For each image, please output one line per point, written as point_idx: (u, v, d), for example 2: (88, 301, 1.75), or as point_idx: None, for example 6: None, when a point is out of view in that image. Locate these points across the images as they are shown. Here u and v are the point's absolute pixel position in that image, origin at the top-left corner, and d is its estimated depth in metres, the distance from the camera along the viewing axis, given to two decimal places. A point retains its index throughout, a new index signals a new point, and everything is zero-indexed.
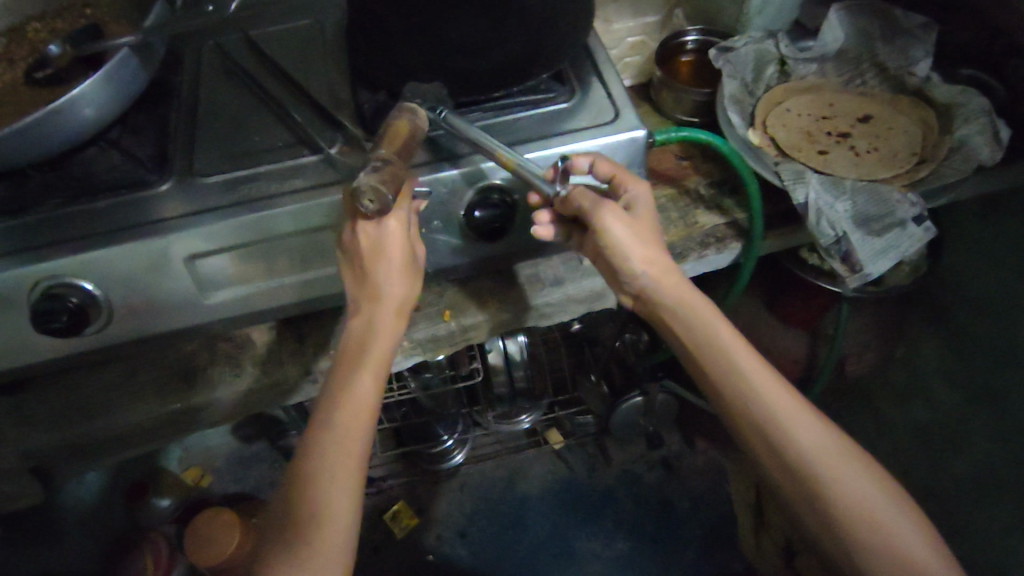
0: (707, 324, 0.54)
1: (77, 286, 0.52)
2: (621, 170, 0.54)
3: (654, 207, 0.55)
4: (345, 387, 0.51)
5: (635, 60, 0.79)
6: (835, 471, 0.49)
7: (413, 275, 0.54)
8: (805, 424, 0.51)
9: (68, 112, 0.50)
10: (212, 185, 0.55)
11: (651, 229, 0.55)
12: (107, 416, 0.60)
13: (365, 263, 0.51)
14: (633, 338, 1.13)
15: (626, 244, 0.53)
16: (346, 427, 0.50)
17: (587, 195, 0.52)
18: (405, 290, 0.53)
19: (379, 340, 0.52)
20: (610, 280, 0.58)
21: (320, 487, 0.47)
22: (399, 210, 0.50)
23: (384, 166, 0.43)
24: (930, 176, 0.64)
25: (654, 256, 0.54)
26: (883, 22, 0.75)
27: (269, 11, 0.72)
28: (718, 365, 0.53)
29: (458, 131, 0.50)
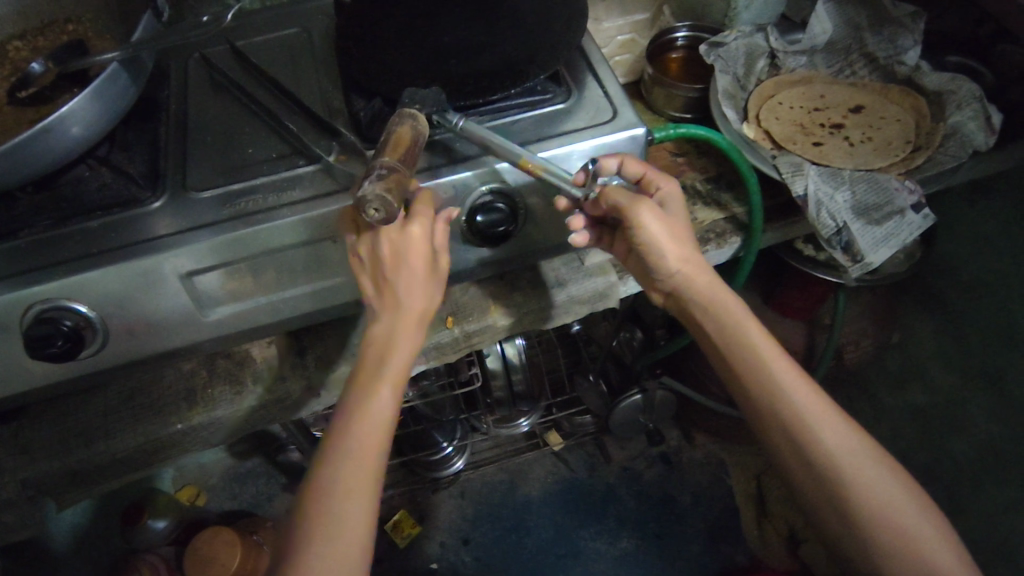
0: (735, 319, 0.55)
1: (70, 308, 0.50)
2: (651, 170, 0.57)
3: (683, 204, 0.58)
4: (367, 400, 0.50)
5: (626, 58, 0.78)
6: (858, 467, 0.50)
7: (436, 281, 0.53)
8: (832, 423, 0.51)
9: (58, 131, 0.48)
10: (206, 200, 0.54)
11: (682, 227, 0.58)
12: (106, 441, 0.59)
13: (385, 271, 0.51)
14: (628, 336, 1.14)
15: (659, 239, 0.56)
16: (371, 439, 0.49)
17: (623, 192, 0.54)
18: (428, 299, 0.53)
19: (405, 351, 0.52)
20: (644, 278, 0.61)
21: (344, 501, 0.46)
22: (420, 217, 0.50)
23: (389, 173, 0.42)
24: (926, 164, 0.65)
25: (688, 254, 0.56)
26: (872, 11, 0.75)
27: (255, 21, 0.71)
28: (739, 363, 0.55)
29: (474, 138, 0.51)
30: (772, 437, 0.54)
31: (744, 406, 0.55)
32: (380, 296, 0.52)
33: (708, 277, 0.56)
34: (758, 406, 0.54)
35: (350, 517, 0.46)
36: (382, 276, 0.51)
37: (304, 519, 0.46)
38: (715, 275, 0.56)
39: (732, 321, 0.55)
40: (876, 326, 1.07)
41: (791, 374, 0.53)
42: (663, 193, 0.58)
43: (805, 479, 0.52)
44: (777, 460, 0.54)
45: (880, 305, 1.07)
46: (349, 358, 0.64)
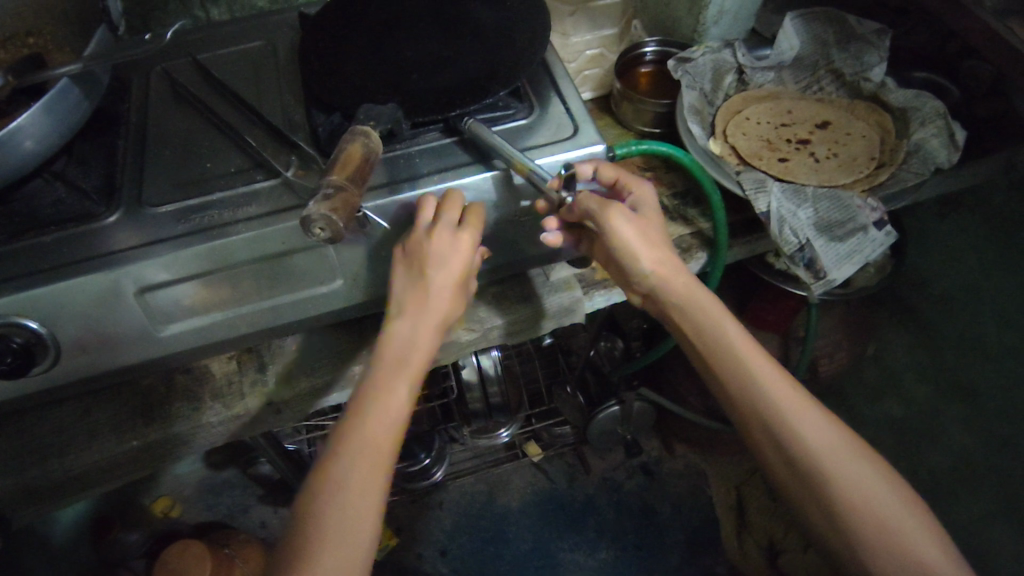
0: (710, 315, 0.55)
1: (20, 325, 0.49)
2: (623, 174, 0.58)
3: (657, 207, 0.58)
4: (380, 399, 0.49)
5: (592, 73, 0.79)
6: (841, 463, 0.49)
7: (462, 297, 0.55)
8: (812, 422, 0.51)
9: (8, 146, 0.48)
10: (164, 215, 0.53)
11: (657, 229, 0.57)
12: (63, 458, 0.58)
13: (424, 266, 0.50)
14: (608, 346, 1.16)
15: (633, 245, 0.55)
16: (383, 437, 0.48)
17: (593, 198, 0.53)
18: (455, 307, 0.54)
19: (424, 351, 0.51)
20: (620, 280, 0.60)
21: (347, 501, 0.45)
22: (473, 230, 0.51)
23: (337, 193, 0.42)
24: (890, 180, 0.65)
25: (663, 258, 0.56)
26: (838, 29, 0.76)
27: (219, 34, 0.71)
28: (721, 361, 0.54)
29: (479, 135, 0.52)
30: (755, 438, 0.53)
31: (726, 406, 0.55)
32: (412, 292, 0.51)
33: (685, 278, 0.57)
34: (741, 405, 0.53)
35: (353, 516, 0.45)
36: (421, 274, 0.51)
37: (300, 520, 0.45)
38: (690, 276, 0.57)
39: (710, 321, 0.55)
40: (850, 340, 1.07)
41: (769, 371, 0.53)
42: (635, 197, 0.58)
43: (790, 479, 0.51)
44: (763, 460, 0.54)
45: (854, 317, 1.07)
46: (310, 374, 0.63)
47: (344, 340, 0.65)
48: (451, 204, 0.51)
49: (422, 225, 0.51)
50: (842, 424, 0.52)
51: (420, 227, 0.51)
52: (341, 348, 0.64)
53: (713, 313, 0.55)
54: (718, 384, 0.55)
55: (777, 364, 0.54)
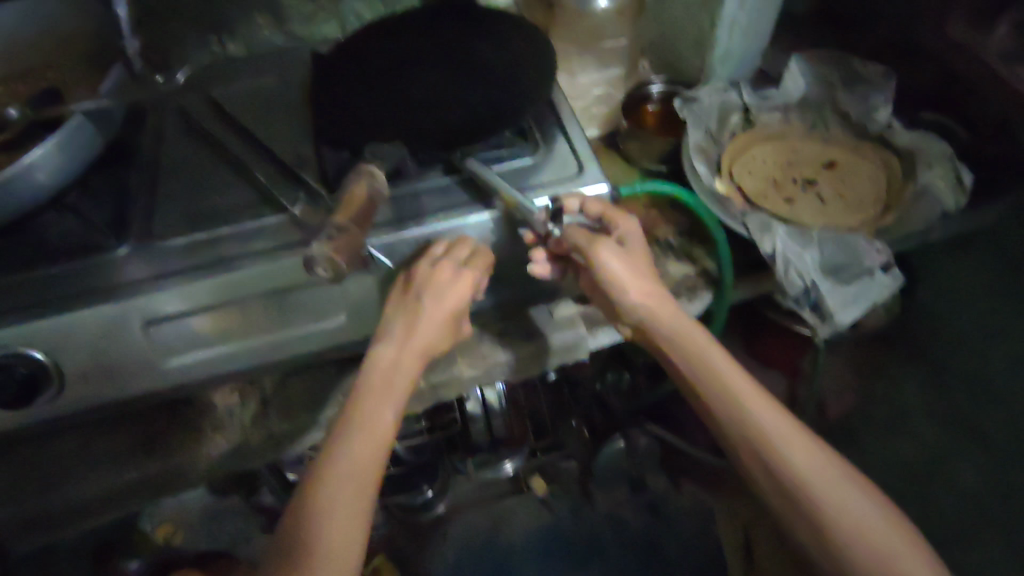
0: (698, 345, 0.56)
1: (25, 355, 0.49)
2: (610, 208, 0.56)
3: (643, 240, 0.59)
4: (368, 419, 0.50)
5: (601, 111, 0.78)
6: (827, 484, 0.51)
7: (451, 332, 0.56)
8: (799, 444, 0.52)
9: (20, 181, 0.49)
10: (174, 248, 0.54)
11: (643, 263, 0.59)
12: (62, 489, 0.58)
13: (421, 294, 0.52)
14: (615, 378, 1.08)
15: (624, 278, 0.57)
16: (367, 459, 0.49)
17: (580, 233, 0.55)
18: (441, 339, 0.55)
19: (411, 374, 0.53)
20: (610, 314, 0.60)
21: (335, 521, 0.46)
22: (478, 270, 0.52)
23: (339, 233, 0.49)
24: (896, 223, 0.65)
25: (652, 289, 0.57)
26: (843, 71, 0.77)
27: (234, 71, 0.73)
28: (707, 387, 0.55)
29: (480, 177, 0.54)
30: (744, 461, 0.54)
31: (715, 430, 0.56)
32: (402, 318, 0.53)
33: (671, 309, 0.57)
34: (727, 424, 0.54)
35: (341, 535, 0.46)
36: (416, 303, 0.52)
37: (290, 539, 0.46)
38: (679, 307, 0.57)
39: (698, 349, 0.56)
40: None
41: (755, 395, 0.54)
42: (622, 231, 0.58)
43: (779, 502, 0.52)
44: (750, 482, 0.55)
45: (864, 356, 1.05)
46: (311, 408, 0.62)
47: (346, 374, 0.65)
48: (463, 247, 0.53)
49: (432, 257, 0.53)
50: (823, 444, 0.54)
51: (424, 259, 0.52)
52: (344, 384, 0.64)
53: (698, 340, 0.56)
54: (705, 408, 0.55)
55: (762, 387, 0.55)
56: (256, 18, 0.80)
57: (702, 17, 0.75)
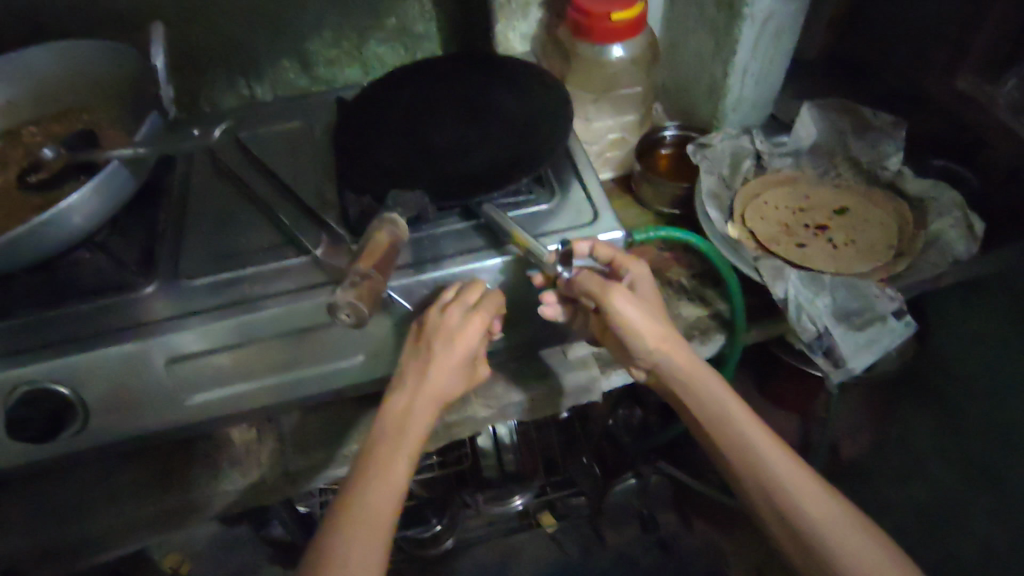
0: (711, 392, 0.56)
1: (52, 391, 0.51)
2: (619, 253, 0.56)
3: (654, 284, 0.58)
4: (384, 465, 0.51)
5: (615, 155, 0.80)
6: (842, 536, 0.50)
7: (465, 377, 0.56)
8: (814, 494, 0.52)
9: (56, 224, 0.51)
10: (199, 287, 0.56)
11: (655, 306, 0.58)
12: (81, 521, 0.59)
13: (431, 341, 0.52)
14: (626, 414, 1.12)
15: (638, 323, 0.56)
16: (382, 506, 0.49)
17: (593, 277, 0.54)
18: (456, 385, 0.55)
19: (425, 419, 0.53)
20: (624, 357, 0.61)
21: (348, 571, 0.46)
22: (485, 312, 0.52)
23: (363, 283, 0.45)
24: (908, 270, 0.65)
25: (665, 333, 0.57)
26: (854, 118, 0.78)
27: (262, 115, 0.76)
28: (720, 435, 0.55)
29: (497, 222, 0.55)
30: (760, 511, 0.54)
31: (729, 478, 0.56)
32: (415, 365, 0.53)
33: (684, 354, 0.57)
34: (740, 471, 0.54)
35: None
36: (428, 349, 0.52)
37: None
38: (692, 351, 0.57)
39: (710, 396, 0.56)
40: None
41: (769, 443, 0.54)
42: (633, 275, 0.57)
43: (795, 553, 0.52)
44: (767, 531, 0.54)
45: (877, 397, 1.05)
46: (325, 445, 0.63)
47: (362, 413, 0.65)
48: (472, 292, 0.53)
49: (440, 304, 0.53)
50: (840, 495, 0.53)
51: (434, 306, 0.53)
52: (360, 420, 0.65)
53: (711, 387, 0.56)
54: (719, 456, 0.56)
55: (775, 434, 0.55)
56: (283, 62, 0.83)
57: (715, 66, 0.77)
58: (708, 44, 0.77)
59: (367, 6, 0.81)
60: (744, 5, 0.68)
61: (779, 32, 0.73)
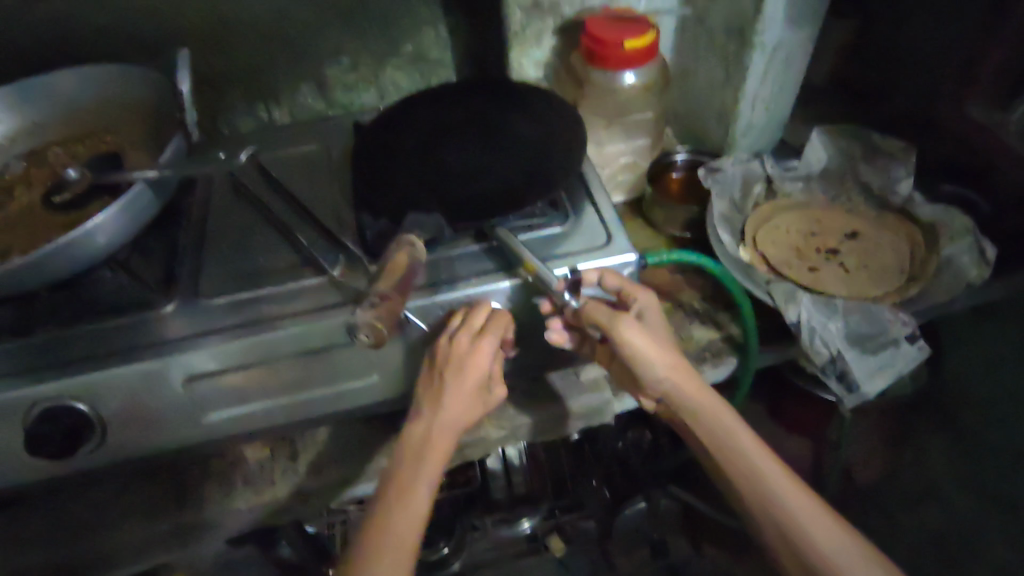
0: (721, 420, 0.57)
1: (72, 407, 0.51)
2: (627, 282, 0.57)
3: (661, 312, 0.58)
4: (404, 498, 0.52)
5: (626, 179, 0.82)
6: (855, 569, 0.51)
7: (482, 403, 0.57)
8: (824, 526, 0.53)
9: (82, 242, 0.52)
10: (217, 306, 0.57)
11: (663, 334, 0.59)
12: (95, 539, 0.59)
13: (444, 372, 0.53)
14: (636, 437, 1.11)
15: (644, 350, 0.56)
16: (405, 537, 0.50)
17: (601, 310, 0.55)
18: (471, 412, 0.56)
19: (442, 450, 0.54)
20: (634, 386, 0.61)
21: None
22: (491, 335, 0.53)
23: (382, 303, 0.46)
24: (920, 295, 0.65)
25: (675, 361, 0.57)
26: (862, 144, 0.79)
27: (281, 139, 0.77)
28: (730, 463, 0.56)
29: (506, 242, 0.56)
30: (769, 540, 0.55)
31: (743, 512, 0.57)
32: (430, 396, 0.54)
33: (693, 383, 0.57)
34: (753, 504, 0.55)
35: None
36: (441, 380, 0.53)
37: None
38: (701, 380, 0.58)
39: (720, 424, 0.57)
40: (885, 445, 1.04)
41: (779, 473, 0.55)
42: (641, 305, 0.57)
43: None
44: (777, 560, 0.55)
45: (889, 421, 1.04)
46: (338, 465, 0.63)
47: (376, 433, 0.66)
48: (478, 315, 0.54)
49: (450, 334, 0.55)
50: (850, 526, 0.54)
51: (445, 336, 0.54)
52: (374, 440, 0.65)
53: (722, 419, 0.57)
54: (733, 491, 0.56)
55: (784, 463, 0.56)
56: (301, 87, 0.85)
57: (725, 93, 0.78)
58: (718, 71, 0.78)
59: (384, 33, 0.83)
60: (755, 34, 0.70)
61: (789, 60, 0.75)
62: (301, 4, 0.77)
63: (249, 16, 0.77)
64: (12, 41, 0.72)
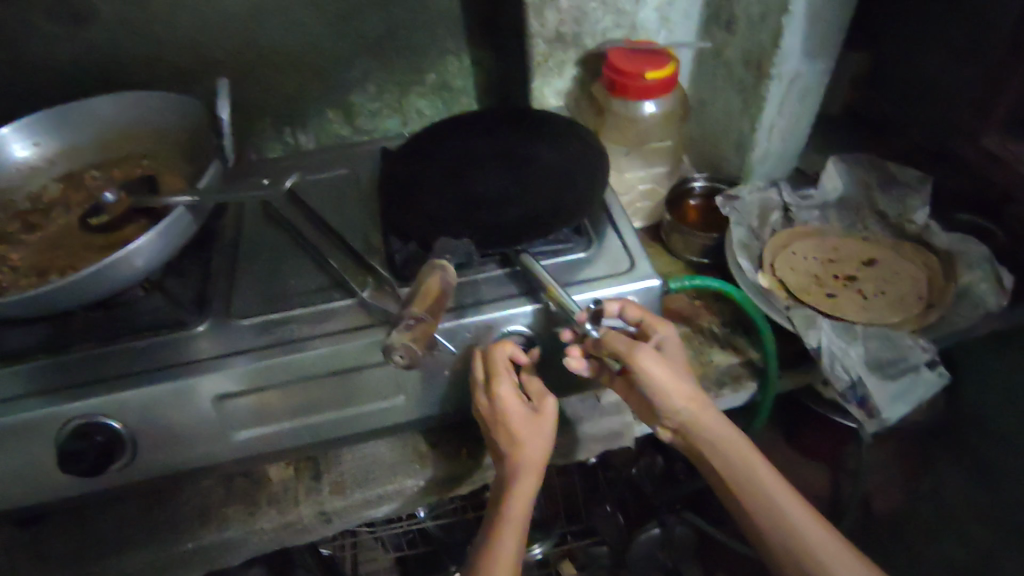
0: (738, 454, 0.57)
1: (104, 424, 0.53)
2: (647, 314, 0.57)
3: (681, 343, 0.57)
4: (495, 531, 0.54)
5: (646, 205, 0.84)
6: None
7: (544, 428, 0.56)
8: (846, 561, 0.53)
9: (122, 265, 0.53)
10: (247, 327, 0.58)
11: (682, 364, 0.58)
12: (117, 557, 0.59)
13: (494, 420, 0.56)
14: (649, 462, 1.10)
15: (663, 383, 0.55)
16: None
17: (619, 338, 0.54)
18: (540, 442, 0.55)
19: (528, 490, 0.56)
20: (648, 415, 0.61)
21: None
22: (501, 375, 0.54)
23: (416, 324, 0.47)
24: (940, 322, 0.66)
25: (693, 391, 0.57)
26: (881, 174, 0.81)
27: (311, 166, 0.80)
28: (748, 498, 0.56)
29: (529, 268, 0.57)
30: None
31: (760, 546, 0.57)
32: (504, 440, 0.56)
33: (709, 413, 0.57)
34: (769, 537, 0.55)
35: None
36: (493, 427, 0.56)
37: None
38: (717, 411, 0.57)
39: (738, 459, 0.56)
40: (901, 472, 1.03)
41: (797, 507, 0.55)
42: (660, 336, 0.57)
43: None
44: None
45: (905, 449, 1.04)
46: (361, 486, 0.64)
47: (399, 454, 0.66)
48: (497, 354, 0.54)
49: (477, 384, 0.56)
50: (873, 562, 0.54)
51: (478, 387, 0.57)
52: (396, 461, 0.66)
53: (739, 448, 0.57)
54: (750, 522, 0.56)
55: (801, 496, 0.56)
56: (328, 113, 0.87)
57: (743, 122, 0.80)
58: (736, 101, 0.80)
59: (411, 63, 0.86)
60: (773, 66, 0.72)
61: (806, 91, 0.76)
62: (333, 35, 0.80)
63: (282, 45, 0.80)
64: (53, 69, 0.75)
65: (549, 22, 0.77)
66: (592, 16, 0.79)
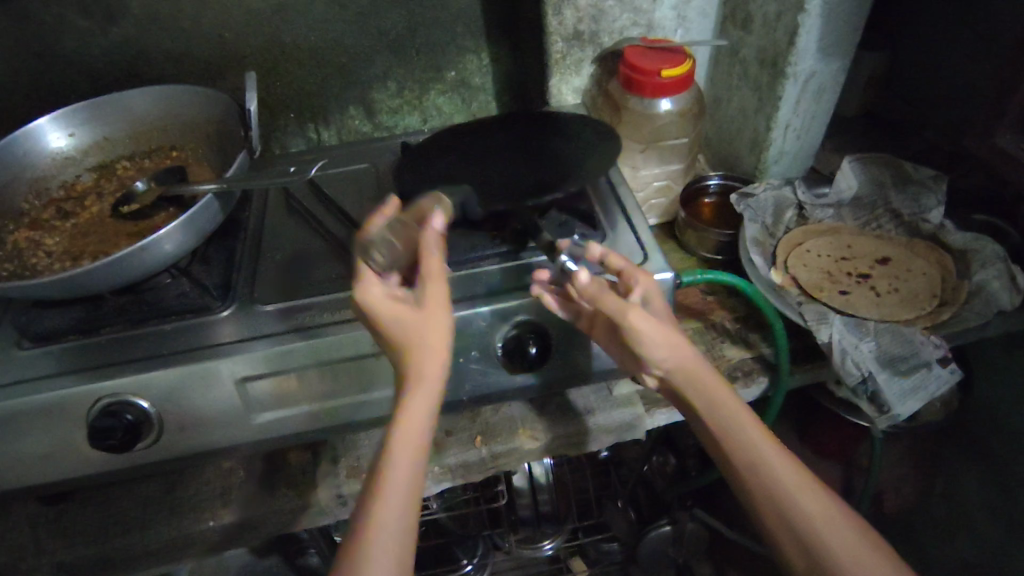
0: (721, 400, 0.54)
1: (133, 404, 0.55)
2: (630, 266, 0.56)
3: (662, 293, 0.56)
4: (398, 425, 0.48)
5: (660, 202, 0.85)
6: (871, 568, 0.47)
7: (433, 305, 0.50)
8: (834, 520, 0.49)
9: (150, 250, 0.54)
10: (268, 313, 0.60)
11: (667, 316, 0.56)
12: (143, 533, 0.61)
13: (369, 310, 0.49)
14: (661, 461, 1.09)
15: (659, 339, 0.53)
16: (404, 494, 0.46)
17: (612, 302, 0.52)
18: (428, 324, 0.49)
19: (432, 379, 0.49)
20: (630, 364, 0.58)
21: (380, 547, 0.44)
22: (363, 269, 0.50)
23: (402, 229, 0.52)
24: (952, 319, 0.67)
25: (683, 343, 0.54)
26: (895, 173, 0.80)
27: (332, 160, 0.83)
28: (730, 446, 0.53)
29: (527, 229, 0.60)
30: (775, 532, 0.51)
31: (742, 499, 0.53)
32: (394, 335, 0.49)
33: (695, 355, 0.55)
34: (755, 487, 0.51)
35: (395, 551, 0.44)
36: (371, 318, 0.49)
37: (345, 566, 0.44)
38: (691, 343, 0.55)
39: (723, 408, 0.54)
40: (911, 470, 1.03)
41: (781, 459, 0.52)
42: (643, 286, 0.55)
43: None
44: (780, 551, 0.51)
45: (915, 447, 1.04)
46: None
47: None
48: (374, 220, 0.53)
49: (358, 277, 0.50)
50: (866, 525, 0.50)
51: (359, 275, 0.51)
52: None
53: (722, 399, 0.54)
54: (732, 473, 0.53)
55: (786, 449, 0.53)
56: (349, 110, 0.90)
57: (758, 120, 0.81)
58: (751, 100, 0.81)
59: (430, 60, 0.87)
60: (788, 64, 0.73)
61: (822, 89, 0.77)
62: (355, 32, 0.82)
63: (307, 42, 0.82)
64: (89, 63, 0.78)
65: (567, 20, 0.79)
66: (609, 14, 0.80)
